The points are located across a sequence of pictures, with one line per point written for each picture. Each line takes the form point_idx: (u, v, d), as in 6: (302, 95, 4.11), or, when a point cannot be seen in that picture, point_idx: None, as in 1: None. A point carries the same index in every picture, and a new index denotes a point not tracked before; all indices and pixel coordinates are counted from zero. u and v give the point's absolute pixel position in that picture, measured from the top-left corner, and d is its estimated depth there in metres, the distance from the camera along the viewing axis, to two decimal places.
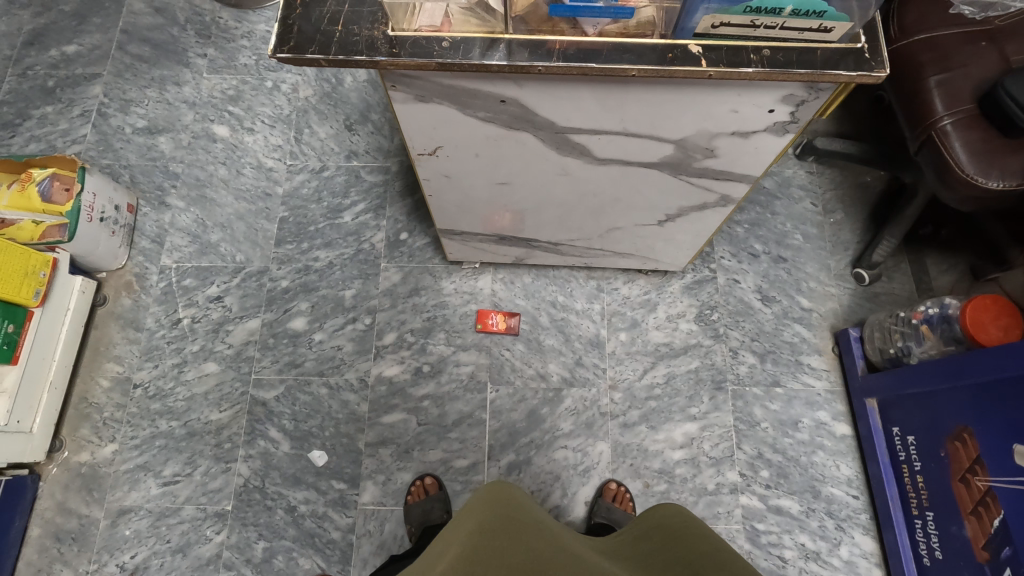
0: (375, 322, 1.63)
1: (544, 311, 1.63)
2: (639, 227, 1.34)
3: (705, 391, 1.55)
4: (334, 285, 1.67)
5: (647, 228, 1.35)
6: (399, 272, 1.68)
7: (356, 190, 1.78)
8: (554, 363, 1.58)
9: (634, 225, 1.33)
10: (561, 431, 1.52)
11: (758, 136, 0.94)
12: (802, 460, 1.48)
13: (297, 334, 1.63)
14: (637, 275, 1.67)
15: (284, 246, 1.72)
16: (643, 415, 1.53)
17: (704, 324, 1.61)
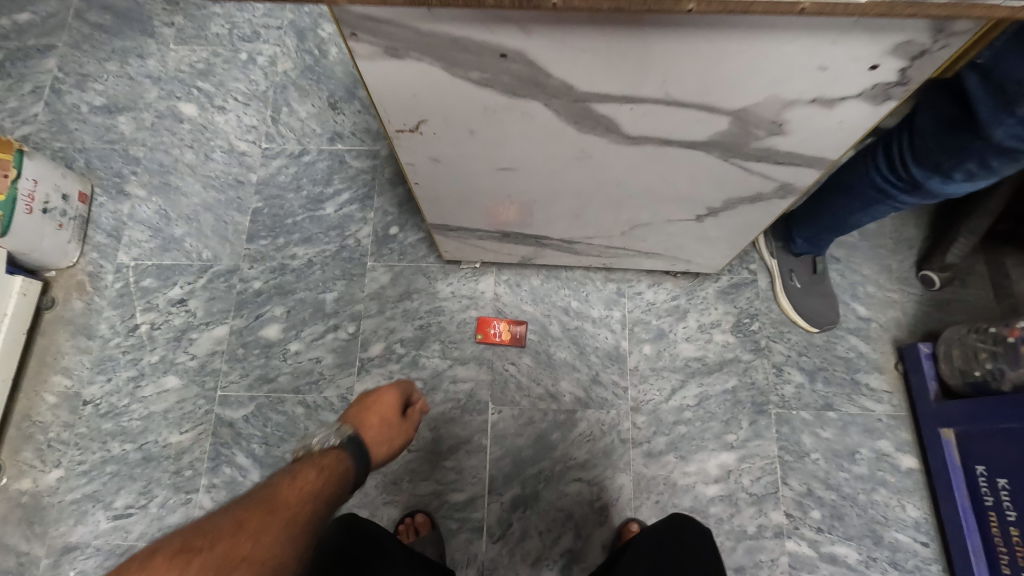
0: (360, 330, 1.41)
1: (555, 319, 1.41)
2: (671, 223, 1.10)
3: (744, 415, 1.32)
4: (314, 287, 1.46)
5: (684, 226, 1.11)
6: (388, 272, 1.46)
7: (339, 177, 1.55)
8: (566, 381, 1.36)
9: (664, 221, 1.10)
10: (574, 461, 1.30)
11: (845, 105, 0.70)
12: (860, 500, 1.26)
13: (270, 343, 1.42)
14: (663, 277, 1.43)
15: (257, 241, 1.50)
16: (670, 443, 1.30)
17: (742, 335, 1.38)
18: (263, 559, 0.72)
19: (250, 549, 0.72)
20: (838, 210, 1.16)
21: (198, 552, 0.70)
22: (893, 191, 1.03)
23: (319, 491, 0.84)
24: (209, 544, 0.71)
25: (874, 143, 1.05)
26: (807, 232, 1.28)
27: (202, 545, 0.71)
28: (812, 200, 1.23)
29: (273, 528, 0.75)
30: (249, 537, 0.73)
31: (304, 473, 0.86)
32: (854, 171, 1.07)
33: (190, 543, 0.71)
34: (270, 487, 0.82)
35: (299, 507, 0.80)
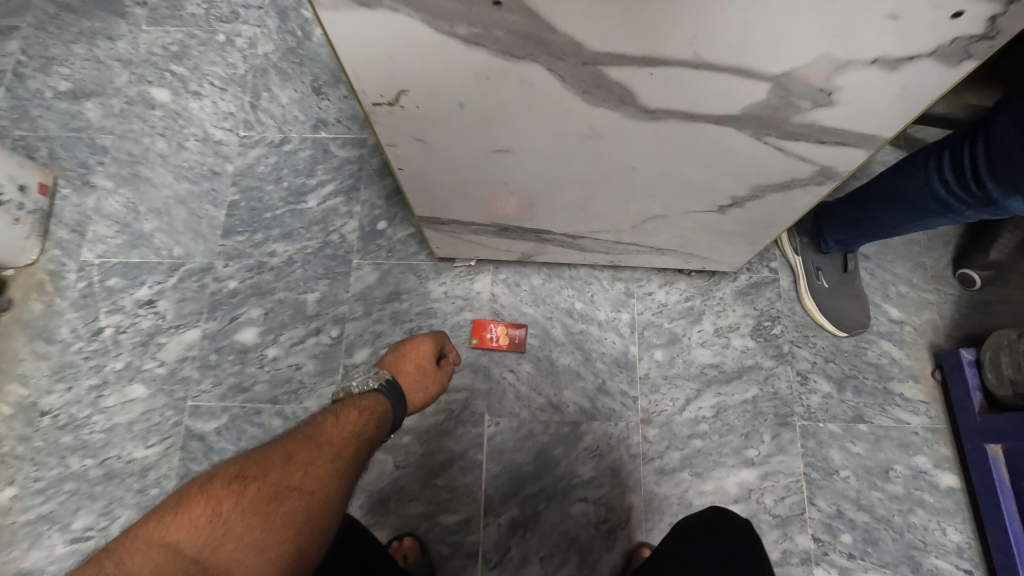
0: (344, 334, 1.29)
1: (558, 322, 1.28)
2: (688, 217, 0.98)
3: (765, 427, 1.20)
4: (294, 286, 1.33)
5: (703, 220, 0.99)
6: (375, 270, 1.34)
7: (323, 167, 1.43)
8: (570, 390, 1.23)
9: (680, 215, 0.97)
10: (579, 478, 1.18)
11: (912, 66, 0.58)
12: (896, 522, 1.13)
13: (246, 348, 1.29)
14: (676, 276, 1.31)
15: (233, 237, 1.38)
16: (684, 459, 1.18)
17: (762, 339, 1.25)
18: (307, 496, 0.73)
19: (297, 483, 0.74)
20: (885, 218, 1.08)
21: (249, 482, 0.72)
22: (956, 204, 0.96)
23: (358, 434, 0.83)
24: (260, 474, 0.73)
25: (937, 147, 0.96)
26: (843, 231, 1.18)
27: (253, 475, 0.73)
28: (851, 201, 1.13)
29: (317, 465, 0.76)
30: (295, 471, 0.74)
31: (343, 415, 0.84)
32: (911, 178, 0.99)
33: (242, 472, 0.73)
34: (312, 425, 0.82)
35: (340, 449, 0.80)
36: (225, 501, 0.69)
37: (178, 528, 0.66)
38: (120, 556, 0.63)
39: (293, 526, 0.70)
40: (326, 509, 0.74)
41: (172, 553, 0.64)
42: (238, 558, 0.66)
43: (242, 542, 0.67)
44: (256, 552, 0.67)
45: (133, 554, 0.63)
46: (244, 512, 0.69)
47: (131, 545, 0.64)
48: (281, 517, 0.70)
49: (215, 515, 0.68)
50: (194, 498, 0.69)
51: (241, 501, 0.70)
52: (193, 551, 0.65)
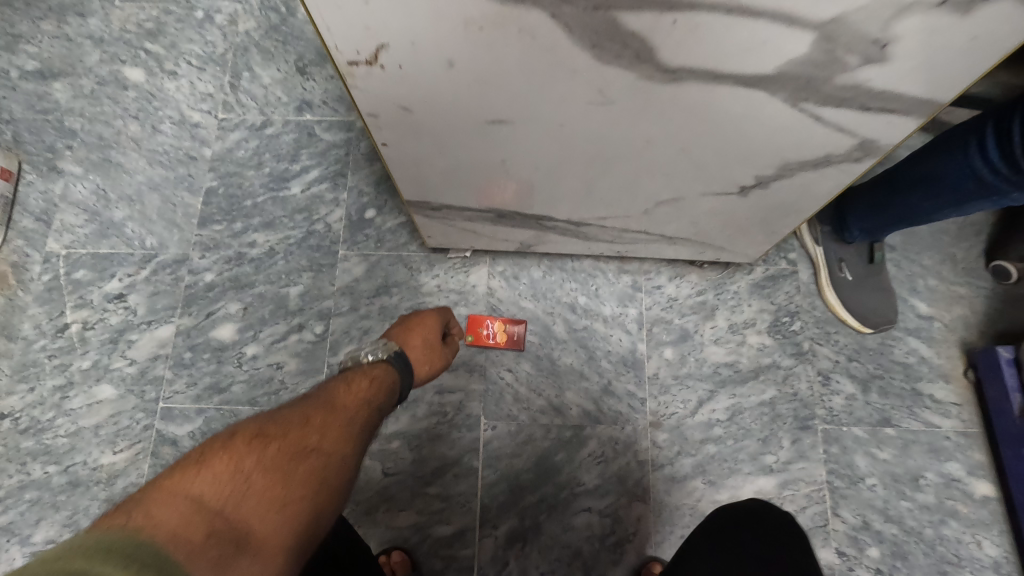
0: (329, 330, 1.20)
1: (560, 317, 1.19)
2: (705, 201, 0.88)
3: (784, 432, 1.11)
4: (276, 279, 1.24)
5: (721, 204, 0.89)
6: (362, 262, 1.24)
7: (307, 151, 1.33)
8: (573, 391, 1.14)
9: (697, 199, 0.88)
10: (583, 486, 1.08)
11: (985, 9, 0.49)
12: (927, 534, 1.04)
13: (223, 346, 1.20)
14: (687, 268, 1.22)
15: (210, 226, 1.28)
16: (697, 466, 1.09)
17: (780, 336, 1.16)
18: (330, 456, 0.67)
19: (315, 445, 0.67)
20: (916, 206, 0.99)
21: (269, 440, 0.65)
22: (1000, 185, 0.87)
23: (374, 400, 0.78)
24: (281, 433, 0.66)
25: (976, 125, 0.89)
26: (868, 220, 1.08)
27: (274, 433, 0.66)
28: (878, 187, 1.04)
29: (338, 427, 0.71)
30: (317, 431, 0.69)
31: (355, 381, 0.80)
32: (948, 158, 0.90)
33: (260, 430, 0.66)
34: (324, 391, 0.76)
35: (359, 413, 0.75)
36: (246, 458, 0.61)
37: (202, 481, 0.57)
38: (138, 505, 0.52)
39: (320, 484, 0.64)
40: (347, 472, 0.68)
41: (198, 506, 0.55)
42: (264, 516, 0.58)
43: (269, 500, 0.59)
44: (284, 510, 0.59)
45: (156, 505, 0.52)
46: (269, 468, 0.61)
47: (150, 496, 0.53)
48: (307, 475, 0.63)
49: (238, 470, 0.60)
50: (207, 457, 0.60)
51: (266, 457, 0.62)
52: (219, 505, 0.56)
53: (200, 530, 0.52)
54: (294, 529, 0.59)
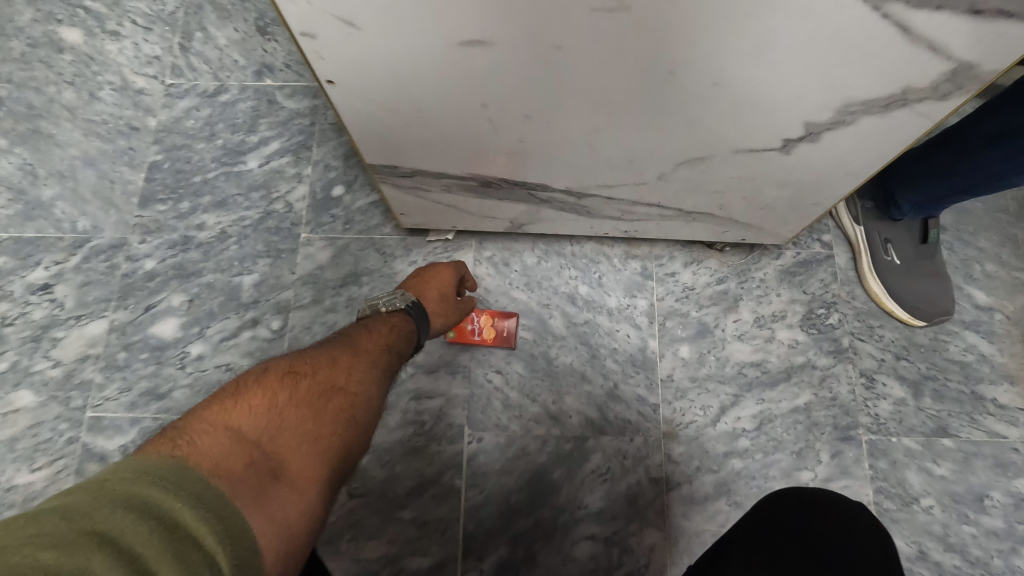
0: (288, 326, 1.03)
1: (557, 310, 1.02)
2: (736, 165, 0.71)
3: (823, 444, 0.94)
4: (227, 267, 1.06)
5: (755, 168, 0.72)
6: (328, 247, 1.07)
7: (267, 121, 1.16)
8: (573, 396, 0.97)
9: (727, 160, 0.71)
10: (586, 510, 0.91)
11: None
12: (997, 567, 0.87)
13: (164, 344, 1.02)
14: (705, 252, 1.05)
15: (153, 206, 1.11)
16: (720, 484, 0.92)
17: (816, 331, 0.99)
18: (355, 396, 0.68)
19: (341, 385, 0.67)
20: (983, 172, 0.82)
21: (300, 377, 0.65)
22: None
23: (395, 347, 0.78)
24: (310, 371, 0.67)
25: None
26: (924, 190, 0.90)
27: (303, 371, 0.66)
28: (937, 149, 0.87)
29: (362, 368, 0.71)
30: (341, 371, 0.69)
31: (374, 329, 0.78)
32: None
33: (291, 367, 0.66)
34: (346, 335, 0.76)
35: (380, 358, 0.74)
36: (280, 392, 0.62)
37: (237, 415, 0.58)
38: (179, 434, 0.54)
39: (345, 423, 0.64)
40: (372, 411, 0.68)
41: (235, 437, 0.56)
42: (297, 447, 0.59)
43: (300, 433, 0.60)
44: (314, 443, 0.60)
45: (198, 434, 0.54)
46: (299, 404, 0.62)
47: (191, 424, 0.55)
48: (333, 412, 0.64)
49: (272, 405, 0.61)
50: (244, 389, 0.61)
51: (296, 394, 0.63)
52: (255, 435, 0.57)
53: (239, 457, 0.54)
54: (324, 460, 0.60)
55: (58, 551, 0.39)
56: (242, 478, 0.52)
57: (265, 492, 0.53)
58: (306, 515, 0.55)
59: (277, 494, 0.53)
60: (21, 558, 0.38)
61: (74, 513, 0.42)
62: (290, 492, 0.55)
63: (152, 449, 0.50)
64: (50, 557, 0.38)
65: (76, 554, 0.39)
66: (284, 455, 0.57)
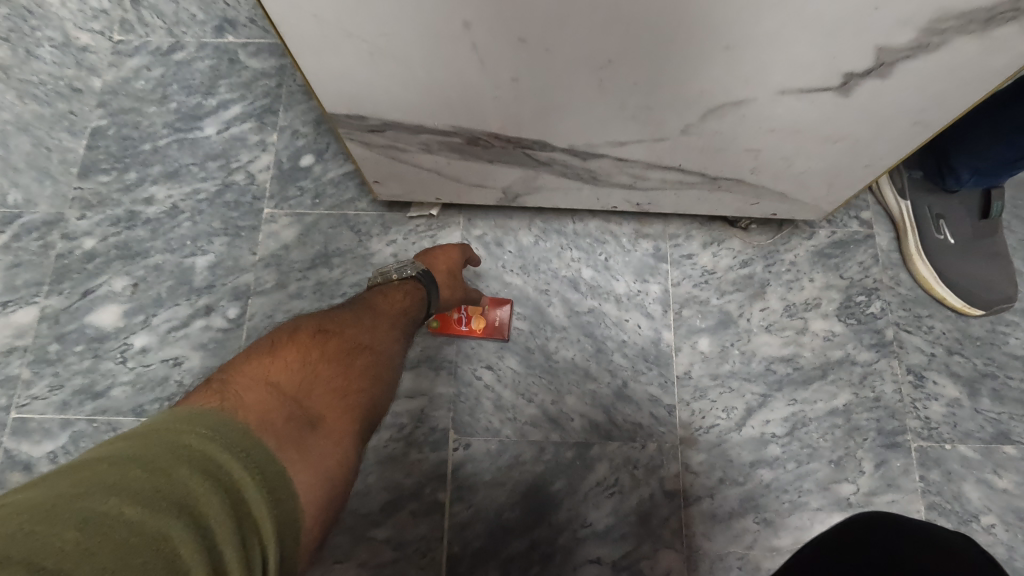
0: (247, 314, 0.89)
1: (557, 296, 0.88)
2: (792, 117, 0.59)
3: (865, 452, 0.81)
4: (179, 246, 0.93)
5: (796, 129, 0.61)
6: (294, 224, 0.93)
7: (227, 82, 1.02)
8: (575, 396, 0.84)
9: (779, 109, 0.58)
10: (590, 529, 0.78)
11: None
12: None
13: (103, 335, 0.89)
14: (727, 231, 0.91)
15: (95, 178, 0.97)
16: (746, 499, 0.79)
17: (855, 321, 0.86)
18: (376, 357, 0.67)
19: (365, 344, 0.67)
20: None
21: (328, 338, 0.65)
22: None
23: (412, 311, 0.75)
24: (339, 331, 0.66)
25: None
26: (988, 155, 0.78)
27: (331, 333, 0.65)
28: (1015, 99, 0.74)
29: (384, 330, 0.70)
30: (363, 332, 0.68)
31: (389, 293, 0.75)
32: None
33: (319, 328, 0.65)
34: (365, 297, 0.75)
35: (399, 320, 0.73)
36: (313, 349, 0.62)
37: (275, 370, 0.57)
38: (222, 387, 0.53)
39: (370, 382, 0.65)
40: (391, 373, 0.69)
41: (276, 390, 0.56)
42: (330, 403, 0.59)
43: (331, 390, 0.60)
44: (344, 399, 0.60)
45: (244, 387, 0.54)
46: (329, 364, 0.62)
47: (233, 380, 0.54)
48: (359, 371, 0.64)
49: (306, 362, 0.60)
50: (277, 346, 0.61)
51: (326, 353, 0.62)
52: (291, 391, 0.57)
53: (279, 410, 0.53)
54: (353, 418, 0.60)
55: (139, 503, 0.38)
56: (285, 429, 0.52)
57: (308, 442, 0.53)
58: (341, 467, 0.55)
59: (316, 445, 0.53)
60: (104, 510, 0.37)
61: (146, 463, 0.41)
62: (325, 445, 0.54)
63: (201, 401, 0.50)
64: (131, 511, 0.38)
65: (156, 508, 0.39)
66: (320, 410, 0.57)
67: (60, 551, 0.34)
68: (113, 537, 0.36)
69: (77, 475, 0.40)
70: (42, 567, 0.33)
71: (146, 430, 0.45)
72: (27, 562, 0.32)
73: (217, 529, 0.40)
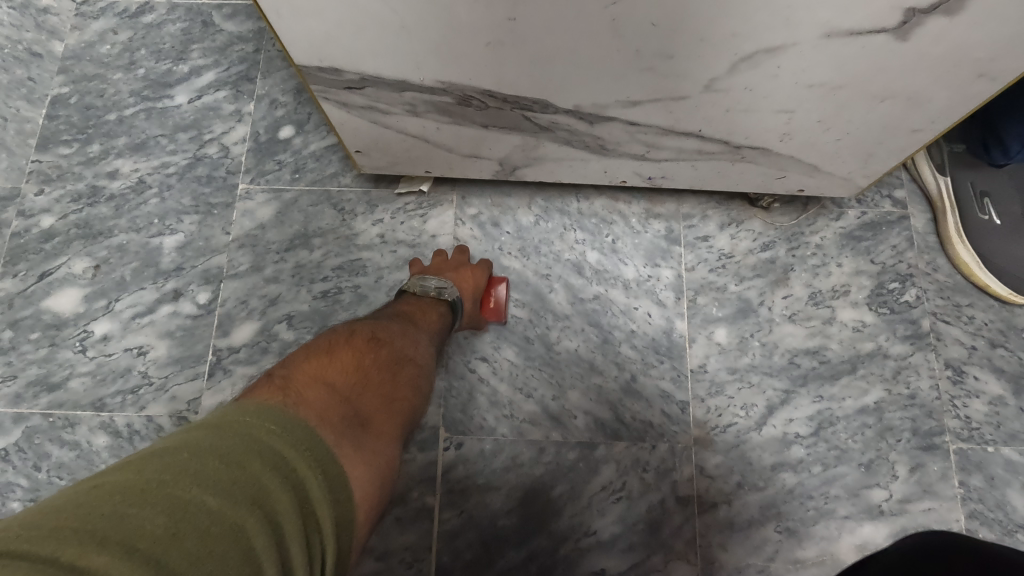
0: (217, 299, 0.81)
1: (560, 282, 0.80)
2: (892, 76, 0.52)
3: (898, 455, 0.73)
4: (144, 225, 0.85)
5: (848, 81, 0.53)
6: (271, 202, 0.85)
7: (200, 47, 0.93)
8: (578, 391, 0.76)
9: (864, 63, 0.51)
10: (594, 538, 0.70)
11: None
12: None
13: (61, 321, 0.81)
14: (746, 211, 0.83)
15: (54, 150, 0.88)
16: (767, 506, 0.72)
17: (886, 310, 0.78)
18: (423, 369, 0.59)
19: (415, 354, 0.59)
20: None
21: (383, 343, 0.57)
22: None
23: (443, 332, 0.70)
24: (391, 337, 0.59)
25: None
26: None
27: (386, 338, 0.58)
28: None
29: (427, 343, 0.63)
30: (410, 340, 0.61)
31: (425, 309, 0.69)
32: None
33: (374, 332, 0.58)
34: (403, 309, 0.68)
35: (436, 339, 0.66)
36: (368, 353, 0.54)
37: (331, 370, 0.49)
38: (282, 382, 0.45)
39: (417, 394, 0.56)
40: (433, 386, 0.61)
41: (333, 389, 0.47)
42: (383, 409, 0.50)
43: (384, 397, 0.52)
44: (396, 410, 0.52)
45: (303, 384, 0.46)
46: (381, 371, 0.54)
47: (292, 375, 0.47)
48: (409, 381, 0.56)
49: (361, 365, 0.53)
50: (331, 346, 0.53)
51: (380, 358, 0.55)
52: (349, 392, 0.48)
53: (338, 411, 0.45)
54: (400, 434, 0.51)
55: (221, 495, 0.33)
56: (344, 428, 0.44)
57: (364, 446, 0.45)
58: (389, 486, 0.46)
59: (372, 449, 0.45)
60: (189, 497, 0.32)
61: (221, 452, 0.35)
62: (380, 454, 0.46)
63: (262, 395, 0.42)
64: (214, 502, 0.32)
65: (239, 504, 0.33)
66: (374, 415, 0.49)
67: (149, 534, 0.29)
68: (197, 530, 0.30)
69: (155, 460, 0.34)
70: (136, 550, 0.28)
71: (213, 419, 0.38)
72: (114, 541, 0.28)
73: (290, 545, 0.34)
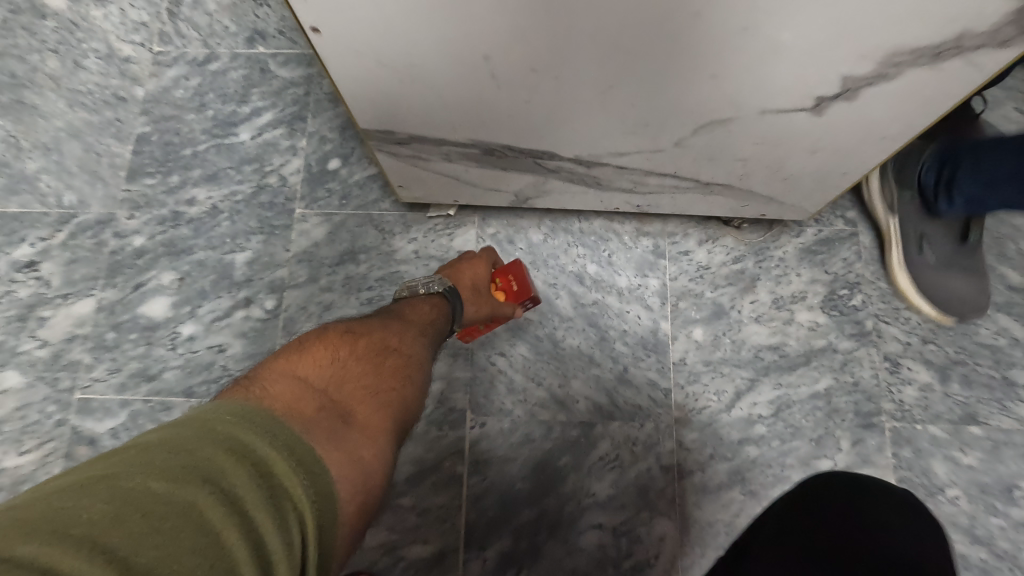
0: (282, 305, 0.98)
1: (565, 290, 0.97)
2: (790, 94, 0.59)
3: (843, 431, 0.89)
4: (218, 243, 1.02)
5: (784, 139, 0.68)
6: (324, 223, 1.02)
7: (259, 90, 1.10)
8: (580, 380, 0.92)
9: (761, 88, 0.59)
10: (592, 498, 0.87)
11: None
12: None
13: (154, 324, 0.98)
14: (721, 229, 0.99)
15: (141, 180, 1.06)
16: (734, 472, 0.88)
17: (837, 313, 0.94)
18: (410, 358, 0.70)
19: (395, 345, 0.70)
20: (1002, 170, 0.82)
21: (357, 339, 0.67)
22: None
23: (442, 327, 0.80)
24: (367, 332, 0.69)
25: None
26: (987, 183, 0.84)
27: (360, 333, 0.68)
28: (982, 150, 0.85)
29: (415, 335, 0.74)
30: (390, 333, 0.71)
31: (416, 305, 0.80)
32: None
33: (347, 330, 0.68)
34: (393, 309, 0.78)
35: (428, 330, 0.77)
36: (340, 348, 0.64)
37: (304, 367, 0.59)
38: (251, 382, 0.55)
39: (402, 379, 0.67)
40: (422, 370, 0.71)
41: (303, 384, 0.57)
42: (361, 397, 0.61)
43: (360, 386, 0.62)
44: (377, 395, 0.62)
45: (271, 381, 0.55)
46: (358, 360, 0.64)
47: (263, 375, 0.56)
48: (389, 370, 0.66)
49: (335, 359, 0.62)
50: (305, 345, 0.63)
51: (354, 352, 0.65)
52: (320, 386, 0.58)
53: (308, 402, 0.55)
54: (388, 416, 0.61)
55: (171, 480, 0.40)
56: (315, 416, 0.53)
57: (338, 431, 0.54)
58: (376, 456, 0.56)
59: (348, 434, 0.55)
60: (136, 487, 0.39)
61: (175, 446, 0.43)
62: (360, 436, 0.56)
63: (233, 395, 0.51)
64: (160, 486, 0.39)
65: (184, 484, 0.40)
66: (349, 404, 0.59)
67: (91, 520, 0.36)
68: (142, 511, 0.37)
69: (117, 460, 0.42)
70: (82, 536, 0.35)
71: (182, 419, 0.46)
72: (56, 530, 0.34)
73: (253, 508, 0.41)
